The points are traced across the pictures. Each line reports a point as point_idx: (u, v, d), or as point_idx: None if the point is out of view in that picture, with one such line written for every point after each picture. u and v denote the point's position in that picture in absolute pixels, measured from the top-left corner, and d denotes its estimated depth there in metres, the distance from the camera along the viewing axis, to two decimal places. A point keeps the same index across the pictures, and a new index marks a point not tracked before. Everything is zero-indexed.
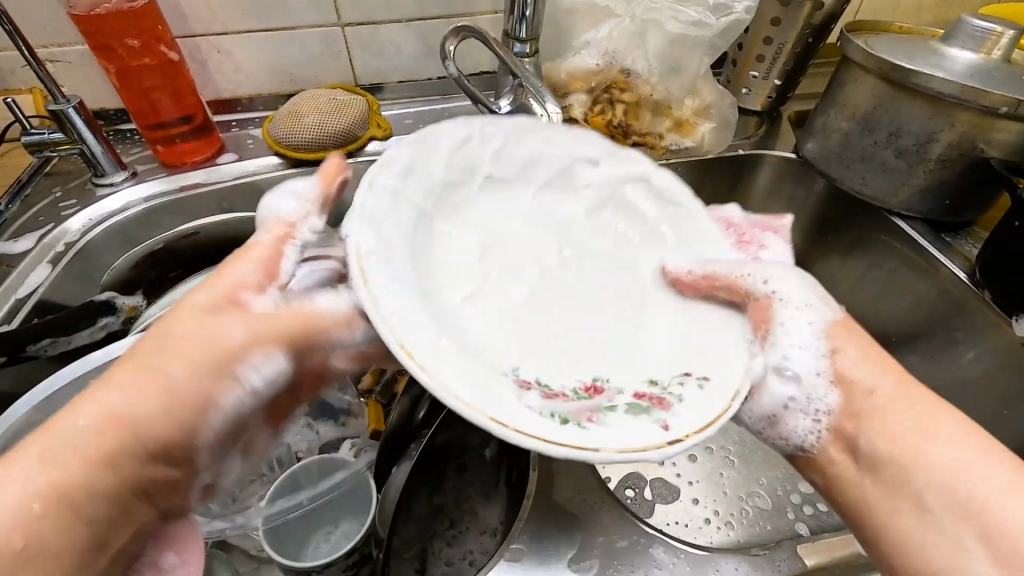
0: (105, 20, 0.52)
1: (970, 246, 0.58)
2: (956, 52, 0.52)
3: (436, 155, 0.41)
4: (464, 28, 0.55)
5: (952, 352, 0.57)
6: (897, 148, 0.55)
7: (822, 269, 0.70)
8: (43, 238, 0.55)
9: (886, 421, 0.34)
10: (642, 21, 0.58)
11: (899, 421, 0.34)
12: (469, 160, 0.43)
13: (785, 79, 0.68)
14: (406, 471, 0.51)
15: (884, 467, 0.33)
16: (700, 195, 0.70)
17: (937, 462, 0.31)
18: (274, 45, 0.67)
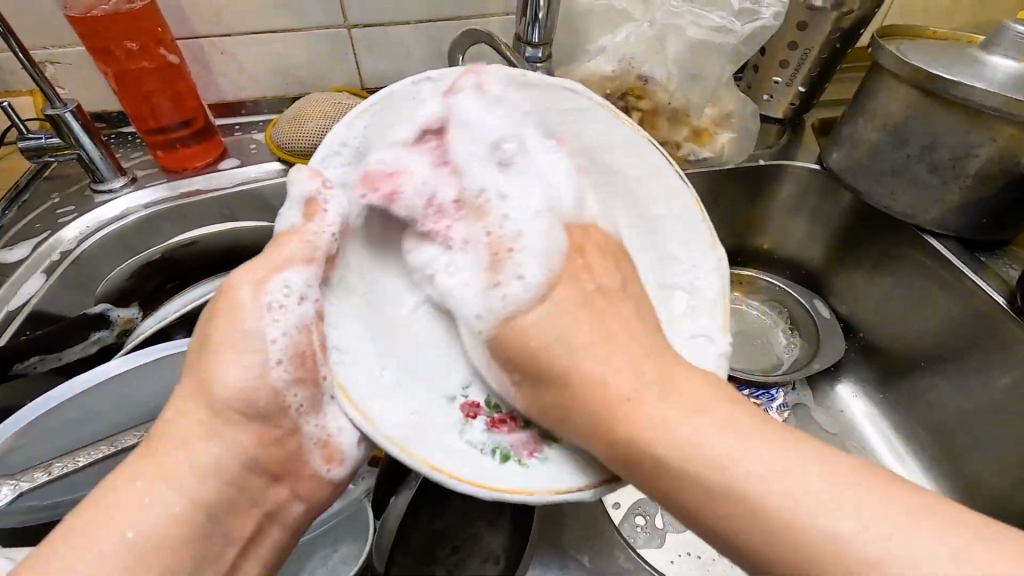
0: (101, 22, 0.50)
1: (1007, 267, 0.54)
2: (996, 60, 0.48)
3: (388, 126, 0.39)
4: (474, 33, 0.52)
5: (982, 379, 0.54)
6: (931, 162, 0.52)
7: (844, 284, 0.67)
8: (39, 247, 0.54)
9: (658, 437, 0.31)
10: (661, 26, 0.55)
11: (655, 431, 0.31)
12: (431, 132, 0.41)
13: (809, 86, 0.65)
14: (407, 498, 0.48)
15: (685, 492, 0.30)
16: (717, 207, 0.67)
17: (716, 469, 0.29)
18: (277, 47, 0.65)
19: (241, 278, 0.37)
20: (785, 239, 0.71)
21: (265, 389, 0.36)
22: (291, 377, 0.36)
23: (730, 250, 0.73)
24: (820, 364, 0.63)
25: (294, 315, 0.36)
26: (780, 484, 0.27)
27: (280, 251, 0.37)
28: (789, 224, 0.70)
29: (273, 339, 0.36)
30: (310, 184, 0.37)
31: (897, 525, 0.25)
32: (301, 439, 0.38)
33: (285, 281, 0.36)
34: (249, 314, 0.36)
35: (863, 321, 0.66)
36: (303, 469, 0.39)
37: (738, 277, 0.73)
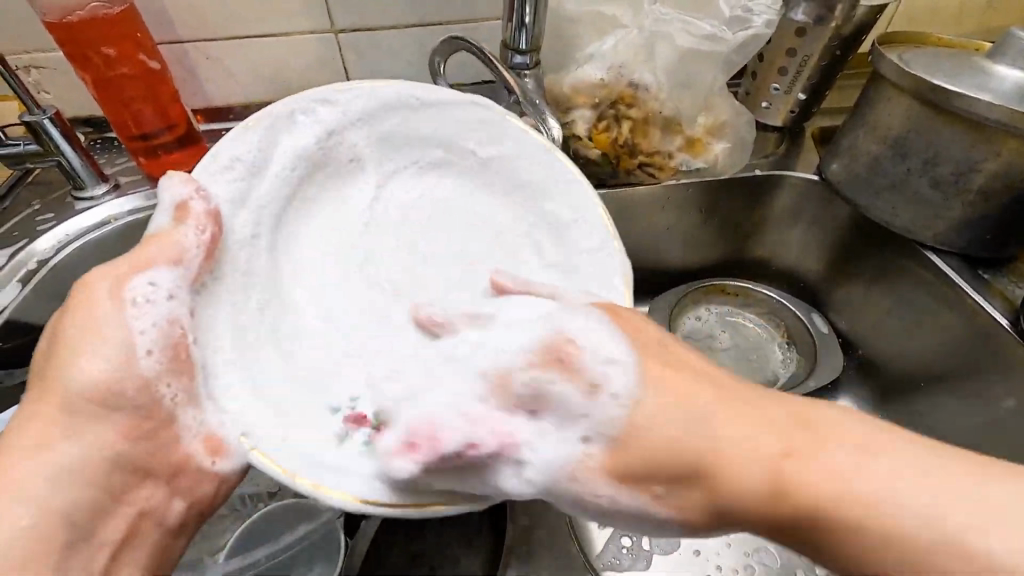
0: (78, 28, 0.49)
1: (1012, 285, 0.52)
2: (1003, 70, 0.46)
3: (266, 148, 0.39)
4: (455, 40, 0.51)
5: (984, 400, 0.52)
6: (933, 176, 0.50)
7: (843, 299, 0.65)
8: (16, 255, 0.53)
9: (659, 434, 0.29)
10: (650, 34, 0.54)
11: (719, 444, 0.29)
12: (314, 154, 0.42)
13: (809, 93, 0.63)
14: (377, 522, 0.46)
15: (770, 491, 0.28)
16: (712, 218, 0.66)
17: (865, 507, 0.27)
18: (264, 53, 0.64)
19: (99, 275, 0.35)
20: (782, 250, 0.69)
21: (132, 375, 0.35)
22: (161, 368, 0.35)
23: (727, 261, 0.70)
24: (816, 383, 0.61)
25: (158, 310, 0.35)
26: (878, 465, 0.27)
27: (148, 250, 0.35)
28: (786, 235, 0.67)
29: (140, 330, 0.34)
30: (183, 189, 0.37)
31: (919, 485, 0.27)
32: (178, 431, 0.36)
33: (144, 274, 0.35)
34: (108, 309, 0.35)
35: (861, 336, 0.63)
36: (186, 468, 0.37)
37: (733, 288, 0.70)
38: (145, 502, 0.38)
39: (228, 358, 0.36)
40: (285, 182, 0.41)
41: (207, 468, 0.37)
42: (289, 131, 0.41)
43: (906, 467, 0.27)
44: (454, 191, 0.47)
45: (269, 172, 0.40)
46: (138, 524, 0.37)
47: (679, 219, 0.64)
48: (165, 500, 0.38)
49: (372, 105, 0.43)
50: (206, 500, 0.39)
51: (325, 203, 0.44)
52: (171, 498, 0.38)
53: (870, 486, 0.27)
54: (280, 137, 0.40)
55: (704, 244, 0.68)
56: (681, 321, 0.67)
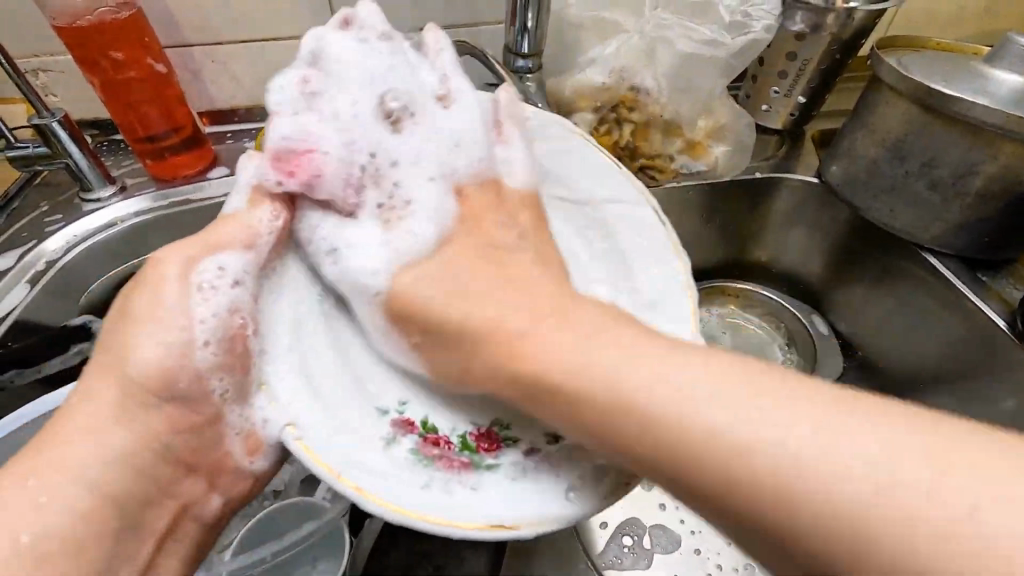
0: (88, 32, 0.49)
1: (1010, 287, 0.53)
2: (1001, 74, 0.46)
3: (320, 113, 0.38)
4: (458, 45, 0.52)
5: (982, 401, 0.52)
6: (931, 179, 0.50)
7: (842, 301, 0.66)
8: (24, 256, 0.54)
9: (574, 380, 0.29)
10: (651, 38, 0.54)
11: (715, 429, 0.25)
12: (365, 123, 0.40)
13: (808, 97, 0.63)
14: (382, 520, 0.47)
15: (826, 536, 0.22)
16: (713, 220, 0.66)
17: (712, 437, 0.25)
18: (269, 56, 0.65)
19: (165, 254, 0.34)
20: (782, 252, 0.69)
21: (187, 367, 0.34)
22: (216, 360, 0.34)
23: (727, 262, 0.71)
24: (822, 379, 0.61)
25: (219, 300, 0.34)
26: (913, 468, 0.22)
27: (214, 232, 0.35)
28: (786, 236, 0.68)
29: (201, 319, 0.34)
30: (253, 170, 0.37)
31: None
32: (223, 429, 0.36)
33: (213, 258, 0.34)
34: (172, 292, 0.34)
35: (859, 337, 0.64)
36: (226, 467, 0.38)
37: (734, 289, 0.70)
38: (190, 497, 0.37)
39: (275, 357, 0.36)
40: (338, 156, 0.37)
41: (246, 467, 0.38)
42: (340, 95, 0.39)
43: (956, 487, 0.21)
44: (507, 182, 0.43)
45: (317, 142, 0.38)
46: (179, 520, 0.37)
47: (682, 221, 0.65)
48: (204, 495, 0.38)
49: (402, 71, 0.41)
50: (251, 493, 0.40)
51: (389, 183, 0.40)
52: (216, 492, 0.39)
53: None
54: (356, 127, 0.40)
55: (705, 245, 0.68)
56: None
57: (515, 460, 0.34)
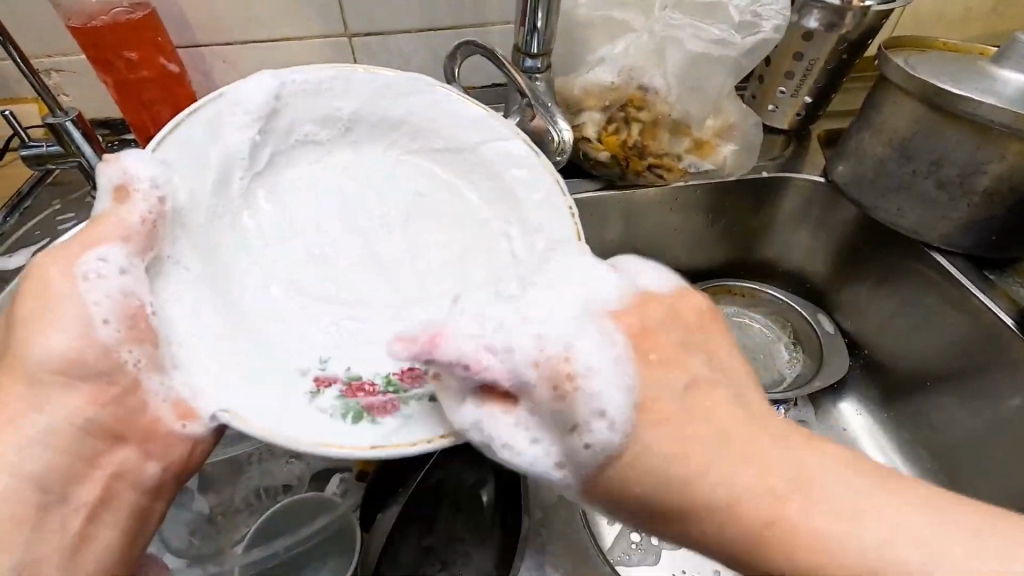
0: (102, 32, 0.50)
1: (1016, 286, 0.53)
2: (1008, 74, 0.46)
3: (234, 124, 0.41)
4: (469, 44, 0.52)
5: (990, 399, 0.52)
6: (938, 178, 0.51)
7: (848, 300, 0.66)
8: (38, 253, 0.54)
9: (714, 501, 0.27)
10: (660, 38, 0.55)
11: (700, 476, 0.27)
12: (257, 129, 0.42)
13: (815, 97, 0.64)
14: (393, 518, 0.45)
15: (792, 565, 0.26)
16: (719, 219, 0.66)
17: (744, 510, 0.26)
18: (279, 56, 0.65)
19: (44, 261, 0.33)
20: (789, 251, 0.69)
21: (93, 345, 0.33)
22: (122, 336, 0.33)
23: (733, 261, 0.71)
24: (823, 382, 0.61)
25: (114, 281, 0.33)
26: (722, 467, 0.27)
27: (87, 234, 0.34)
28: (792, 235, 0.68)
29: (94, 302, 0.33)
30: (118, 173, 0.36)
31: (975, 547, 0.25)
32: (147, 397, 0.35)
33: (91, 253, 0.33)
34: (59, 286, 0.33)
35: (866, 336, 0.64)
36: (158, 433, 0.35)
37: (739, 288, 0.71)
38: (142, 470, 0.36)
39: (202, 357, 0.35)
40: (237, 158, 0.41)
41: (178, 433, 0.35)
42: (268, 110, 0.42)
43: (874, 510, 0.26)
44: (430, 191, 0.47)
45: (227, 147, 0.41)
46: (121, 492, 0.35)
47: (687, 220, 0.65)
48: (141, 462, 0.35)
49: (342, 87, 0.45)
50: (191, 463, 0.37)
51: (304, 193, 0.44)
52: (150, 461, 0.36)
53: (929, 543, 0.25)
54: (218, 126, 0.41)
55: (711, 245, 0.69)
56: None
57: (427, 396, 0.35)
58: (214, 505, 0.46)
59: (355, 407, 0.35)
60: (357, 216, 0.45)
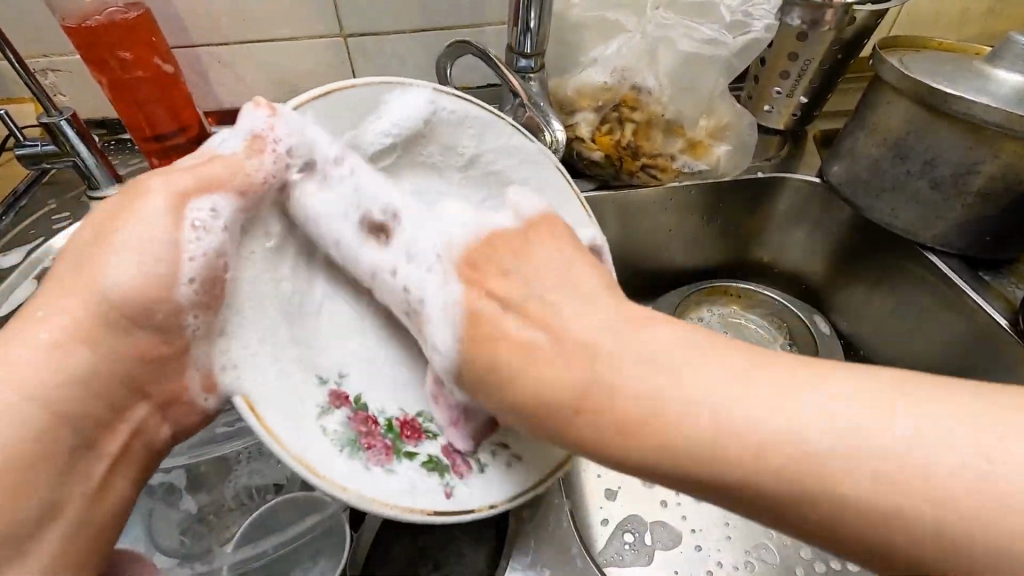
0: (97, 32, 0.50)
1: (1011, 287, 0.53)
2: (1001, 74, 0.46)
3: (351, 119, 0.40)
4: (462, 45, 0.52)
5: None
6: (932, 178, 0.50)
7: (844, 300, 0.66)
8: (31, 253, 0.54)
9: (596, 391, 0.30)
10: (653, 38, 0.55)
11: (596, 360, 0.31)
12: (356, 137, 0.41)
13: (810, 97, 0.64)
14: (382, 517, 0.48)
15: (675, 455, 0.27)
16: (714, 218, 0.66)
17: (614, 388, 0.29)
18: (274, 57, 0.65)
19: (156, 185, 0.34)
20: (784, 252, 0.69)
21: (167, 301, 0.33)
22: (195, 300, 0.34)
23: (729, 262, 0.71)
24: None
25: (208, 241, 0.34)
26: (613, 343, 0.31)
27: (204, 165, 0.35)
28: (788, 236, 0.68)
29: (190, 256, 0.33)
30: (257, 119, 0.37)
31: (842, 408, 0.25)
32: (188, 361, 0.35)
33: (205, 199, 0.34)
34: (161, 219, 0.33)
35: (863, 337, 0.64)
36: (181, 399, 0.36)
37: (735, 290, 0.71)
38: (140, 421, 0.35)
39: (248, 332, 0.36)
40: (330, 164, 0.39)
41: (197, 404, 0.36)
42: (380, 115, 0.41)
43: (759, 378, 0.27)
44: None
45: (339, 146, 0.40)
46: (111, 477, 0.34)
47: (681, 220, 0.65)
48: (157, 424, 0.36)
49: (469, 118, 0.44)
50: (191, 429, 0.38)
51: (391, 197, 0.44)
52: (164, 422, 0.36)
53: (837, 427, 0.24)
54: (359, 116, 0.41)
55: (706, 243, 0.69)
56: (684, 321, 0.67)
57: (434, 452, 0.39)
58: (204, 505, 0.45)
59: (442, 464, 0.38)
60: None
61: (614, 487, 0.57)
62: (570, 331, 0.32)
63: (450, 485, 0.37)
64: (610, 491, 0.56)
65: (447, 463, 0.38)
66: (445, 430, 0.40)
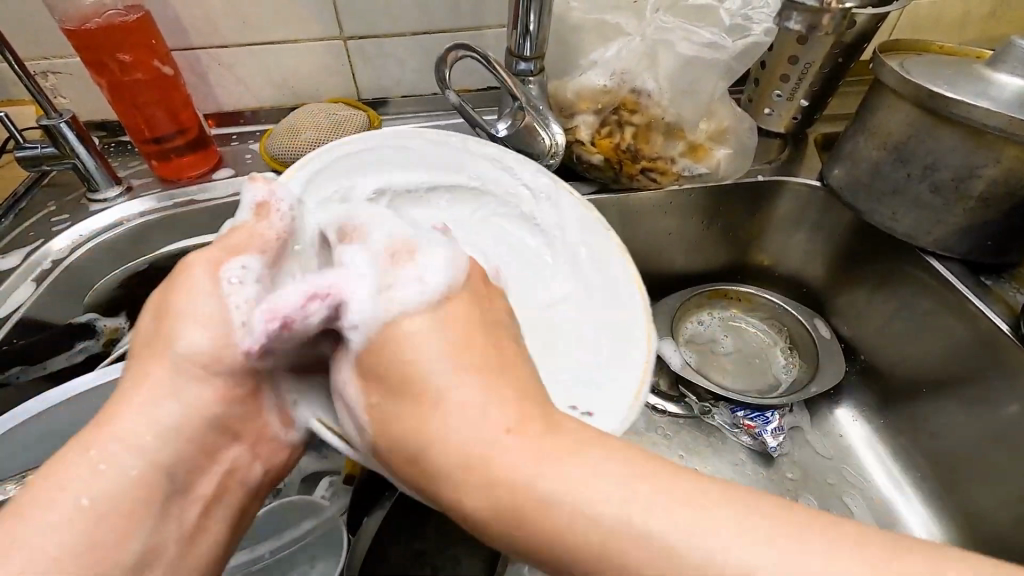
0: (96, 34, 0.50)
1: (1012, 291, 0.52)
2: (1003, 78, 0.46)
3: (329, 172, 0.44)
4: (461, 49, 0.52)
5: (988, 403, 0.51)
6: (933, 182, 0.50)
7: (844, 304, 0.65)
8: (31, 255, 0.54)
9: (432, 449, 0.27)
10: (653, 41, 0.55)
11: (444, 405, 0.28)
12: (342, 188, 0.44)
13: (811, 100, 0.63)
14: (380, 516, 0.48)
15: (484, 499, 0.25)
16: (715, 222, 0.66)
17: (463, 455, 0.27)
18: (274, 59, 0.65)
19: (196, 260, 0.33)
20: (785, 255, 0.69)
21: (232, 351, 0.32)
22: (254, 349, 0.32)
23: (729, 265, 0.71)
24: (818, 387, 0.60)
25: (249, 297, 0.32)
26: (466, 392, 0.28)
27: (228, 241, 0.34)
28: (788, 239, 0.68)
29: (237, 308, 0.32)
30: (257, 190, 0.37)
31: (674, 517, 0.23)
32: (264, 403, 0.35)
33: (233, 263, 0.33)
34: (203, 289, 0.32)
35: (863, 342, 0.63)
36: (264, 436, 0.35)
37: (735, 293, 0.70)
38: (234, 459, 0.33)
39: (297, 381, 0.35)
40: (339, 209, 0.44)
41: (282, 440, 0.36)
42: (353, 163, 0.46)
43: (600, 470, 0.24)
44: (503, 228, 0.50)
45: (339, 195, 0.43)
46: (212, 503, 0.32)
47: (682, 223, 0.65)
48: (249, 461, 0.34)
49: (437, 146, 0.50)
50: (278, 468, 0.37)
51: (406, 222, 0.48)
52: (256, 459, 0.35)
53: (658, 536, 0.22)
54: (341, 171, 0.45)
55: (706, 247, 0.69)
56: (683, 326, 0.67)
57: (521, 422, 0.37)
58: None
59: None
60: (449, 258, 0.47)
61: None
62: (422, 376, 0.29)
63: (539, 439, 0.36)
64: None
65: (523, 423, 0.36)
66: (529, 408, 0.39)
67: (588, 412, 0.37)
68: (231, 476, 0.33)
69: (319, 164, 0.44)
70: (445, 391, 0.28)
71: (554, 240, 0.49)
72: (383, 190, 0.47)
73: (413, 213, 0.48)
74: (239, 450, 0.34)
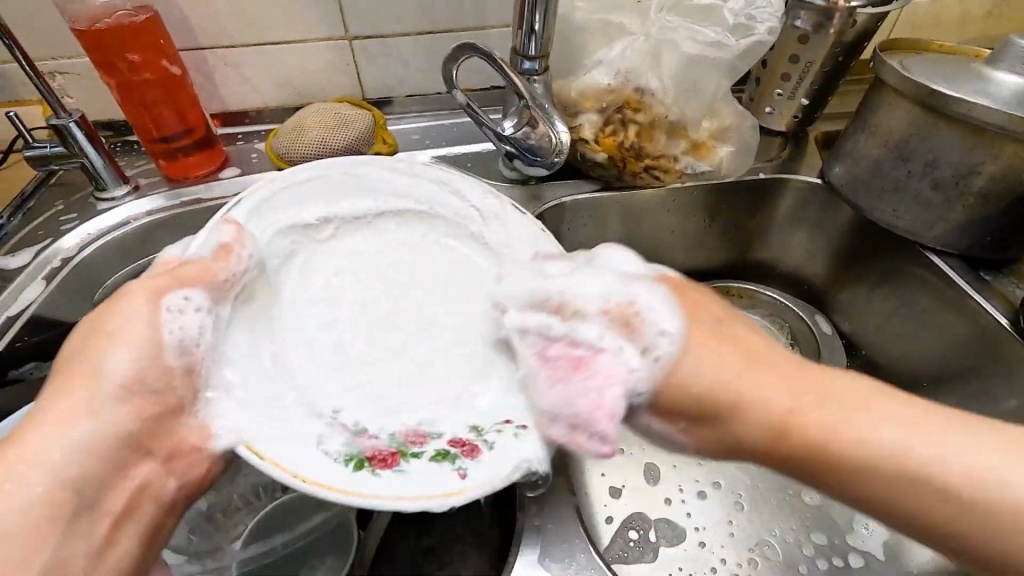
0: (105, 34, 0.51)
1: (1012, 286, 0.53)
2: (1002, 76, 0.47)
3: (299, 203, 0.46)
4: (469, 49, 0.52)
5: (987, 398, 0.52)
6: (933, 179, 0.51)
7: (845, 300, 0.66)
8: (40, 254, 0.55)
9: (753, 406, 0.35)
10: (656, 40, 0.55)
11: (741, 390, 0.35)
12: (291, 219, 0.46)
13: (812, 98, 0.64)
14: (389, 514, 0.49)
15: (793, 441, 0.33)
16: (717, 219, 0.67)
17: (738, 400, 0.35)
18: (280, 59, 0.66)
19: (136, 286, 0.37)
20: (786, 252, 0.70)
21: (153, 369, 0.35)
22: (182, 364, 0.36)
23: (731, 262, 0.72)
24: None
25: (173, 336, 0.36)
26: (764, 377, 0.35)
27: (176, 272, 0.37)
28: (790, 236, 0.68)
29: (169, 331, 0.36)
30: (224, 231, 0.40)
31: (985, 452, 0.30)
32: (181, 420, 0.37)
33: (174, 296, 0.36)
34: (137, 316, 0.36)
35: (864, 338, 0.64)
36: (183, 451, 0.37)
37: (738, 290, 0.71)
38: (146, 475, 0.36)
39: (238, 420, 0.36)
40: (288, 234, 0.45)
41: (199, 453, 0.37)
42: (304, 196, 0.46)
43: (871, 414, 0.33)
44: (457, 253, 0.49)
45: (298, 218, 0.46)
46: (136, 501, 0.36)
47: (685, 220, 0.66)
48: (161, 479, 0.37)
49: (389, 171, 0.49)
50: (195, 489, 0.40)
51: (359, 239, 0.48)
52: (171, 477, 0.38)
53: (968, 470, 0.30)
54: (299, 200, 0.46)
55: (708, 245, 0.69)
56: None
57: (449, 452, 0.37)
58: (216, 502, 0.44)
59: (452, 453, 0.36)
60: (395, 276, 0.48)
61: (619, 485, 0.58)
62: (664, 351, 0.35)
63: (463, 468, 0.35)
64: (615, 489, 0.57)
65: (458, 449, 0.36)
66: (449, 429, 0.38)
67: (524, 425, 0.37)
68: (143, 488, 0.36)
69: (266, 196, 0.45)
70: (691, 369, 0.35)
71: (503, 258, 0.48)
72: (329, 219, 0.47)
73: (363, 235, 0.49)
74: (148, 467, 0.37)
